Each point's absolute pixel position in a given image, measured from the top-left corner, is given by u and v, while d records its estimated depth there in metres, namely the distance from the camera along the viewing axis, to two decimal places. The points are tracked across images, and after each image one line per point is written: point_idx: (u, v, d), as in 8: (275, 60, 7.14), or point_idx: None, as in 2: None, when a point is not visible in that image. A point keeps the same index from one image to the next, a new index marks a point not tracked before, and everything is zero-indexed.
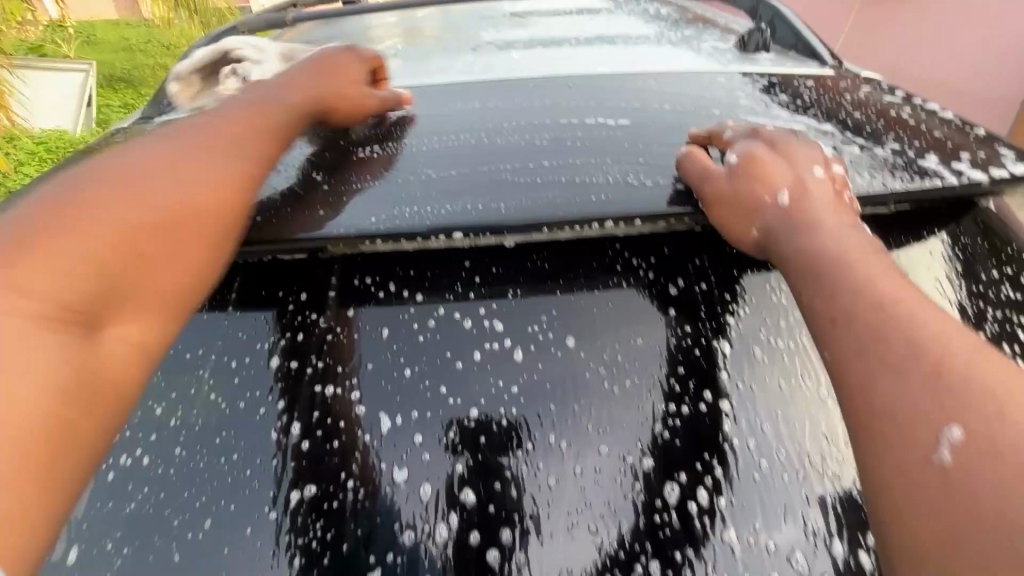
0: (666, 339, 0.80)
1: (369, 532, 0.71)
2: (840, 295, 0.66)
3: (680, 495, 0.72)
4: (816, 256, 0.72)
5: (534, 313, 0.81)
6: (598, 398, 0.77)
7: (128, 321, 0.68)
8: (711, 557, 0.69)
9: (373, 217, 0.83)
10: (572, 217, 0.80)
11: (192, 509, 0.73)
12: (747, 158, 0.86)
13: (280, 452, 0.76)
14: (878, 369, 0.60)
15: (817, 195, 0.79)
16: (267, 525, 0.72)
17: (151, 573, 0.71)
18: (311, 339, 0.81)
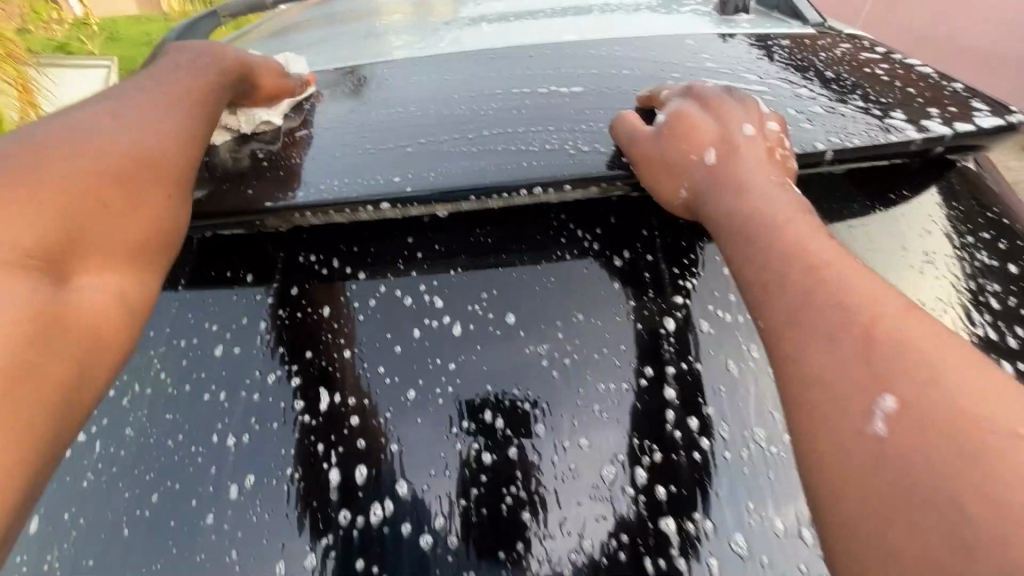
0: (609, 314, 0.79)
1: (303, 517, 0.71)
2: (765, 262, 0.65)
3: (618, 477, 0.71)
4: (745, 221, 0.70)
5: (475, 287, 0.80)
6: (538, 378, 0.76)
7: (103, 269, 0.71)
8: (649, 543, 0.69)
9: (303, 191, 0.82)
10: (502, 184, 0.79)
11: (141, 487, 0.75)
12: (676, 116, 0.83)
13: (220, 436, 0.76)
14: (810, 341, 0.58)
15: (745, 154, 0.77)
16: (205, 512, 0.72)
17: (103, 548, 0.72)
18: (253, 322, 0.80)
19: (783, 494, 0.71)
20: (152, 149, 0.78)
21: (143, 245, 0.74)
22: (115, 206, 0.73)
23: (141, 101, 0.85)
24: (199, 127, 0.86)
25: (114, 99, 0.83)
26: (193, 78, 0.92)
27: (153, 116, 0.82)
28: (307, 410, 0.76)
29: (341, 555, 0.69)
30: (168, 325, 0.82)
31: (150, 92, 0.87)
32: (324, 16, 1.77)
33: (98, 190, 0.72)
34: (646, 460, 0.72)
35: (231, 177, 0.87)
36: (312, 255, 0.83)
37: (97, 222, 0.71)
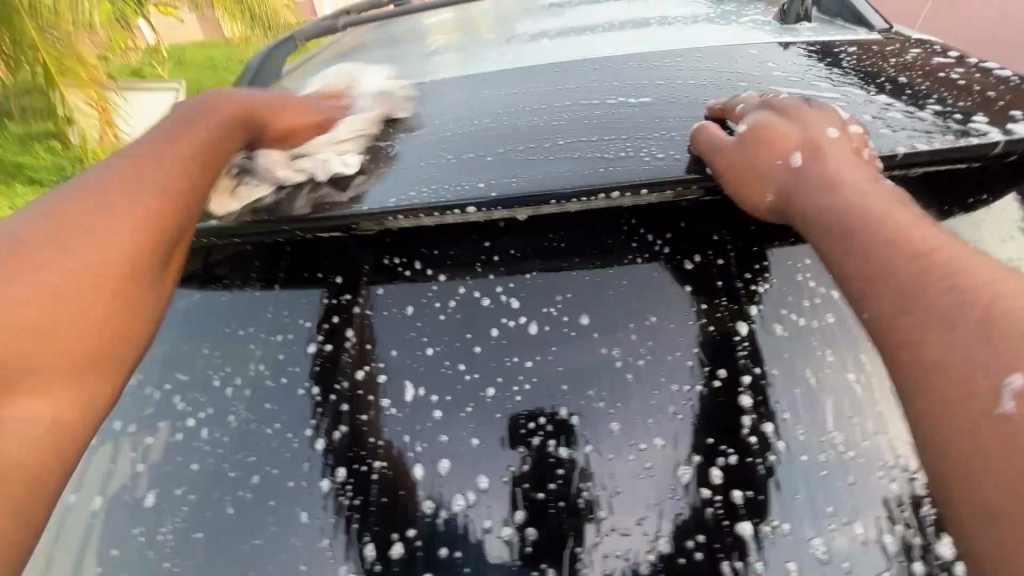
0: (679, 317, 0.81)
1: (391, 506, 0.76)
2: (868, 253, 0.65)
3: (693, 478, 0.73)
4: (845, 217, 0.69)
5: (550, 290, 0.84)
6: (611, 379, 0.79)
7: (30, 399, 0.65)
8: (726, 546, 0.69)
9: (394, 197, 0.87)
10: (578, 188, 0.82)
11: (242, 469, 0.80)
12: (754, 125, 0.83)
13: (314, 426, 0.82)
14: (921, 323, 0.58)
15: (834, 154, 0.77)
16: (299, 499, 0.78)
17: (207, 527, 0.77)
18: (344, 320, 0.87)
19: (863, 500, 0.71)
20: (109, 247, 0.73)
21: (97, 354, 0.70)
22: (55, 320, 0.68)
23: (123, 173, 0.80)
24: (174, 204, 0.80)
25: (92, 180, 0.78)
26: (197, 135, 0.88)
27: (115, 202, 0.76)
28: (394, 403, 0.81)
29: (425, 543, 0.73)
30: (266, 322, 0.90)
31: (126, 168, 0.81)
32: (389, 36, 1.87)
33: (53, 292, 0.69)
34: (721, 463, 0.73)
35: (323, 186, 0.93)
36: (396, 258, 0.89)
37: (62, 324, 0.68)
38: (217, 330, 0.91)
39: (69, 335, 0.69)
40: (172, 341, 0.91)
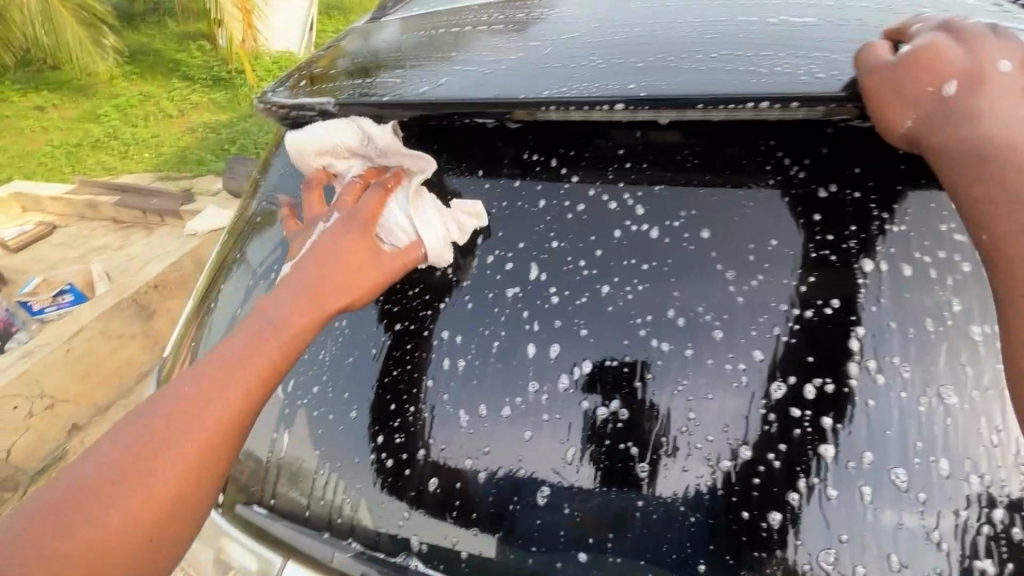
0: (802, 244, 0.82)
1: (502, 377, 0.87)
2: (992, 198, 0.67)
3: (785, 395, 0.77)
4: (987, 151, 0.68)
5: (677, 203, 0.88)
6: (721, 297, 0.83)
7: None
8: (804, 463, 0.75)
9: (546, 91, 0.86)
10: (730, 94, 0.76)
11: (388, 317, 0.97)
12: (911, 52, 0.75)
13: (447, 300, 0.94)
14: (1019, 262, 0.65)
15: (992, 89, 0.70)
16: (427, 359, 0.92)
17: (359, 358, 0.96)
18: (483, 207, 0.97)
19: (956, 444, 0.73)
20: None
21: None
22: None
23: (259, 332, 0.79)
24: None
25: None
26: (365, 259, 0.86)
27: None
28: (515, 285, 0.91)
29: (531, 406, 0.85)
30: None
31: None
32: None
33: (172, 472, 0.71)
34: (815, 390, 0.77)
35: (468, 76, 0.97)
36: (535, 154, 0.95)
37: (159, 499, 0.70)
38: None
39: None
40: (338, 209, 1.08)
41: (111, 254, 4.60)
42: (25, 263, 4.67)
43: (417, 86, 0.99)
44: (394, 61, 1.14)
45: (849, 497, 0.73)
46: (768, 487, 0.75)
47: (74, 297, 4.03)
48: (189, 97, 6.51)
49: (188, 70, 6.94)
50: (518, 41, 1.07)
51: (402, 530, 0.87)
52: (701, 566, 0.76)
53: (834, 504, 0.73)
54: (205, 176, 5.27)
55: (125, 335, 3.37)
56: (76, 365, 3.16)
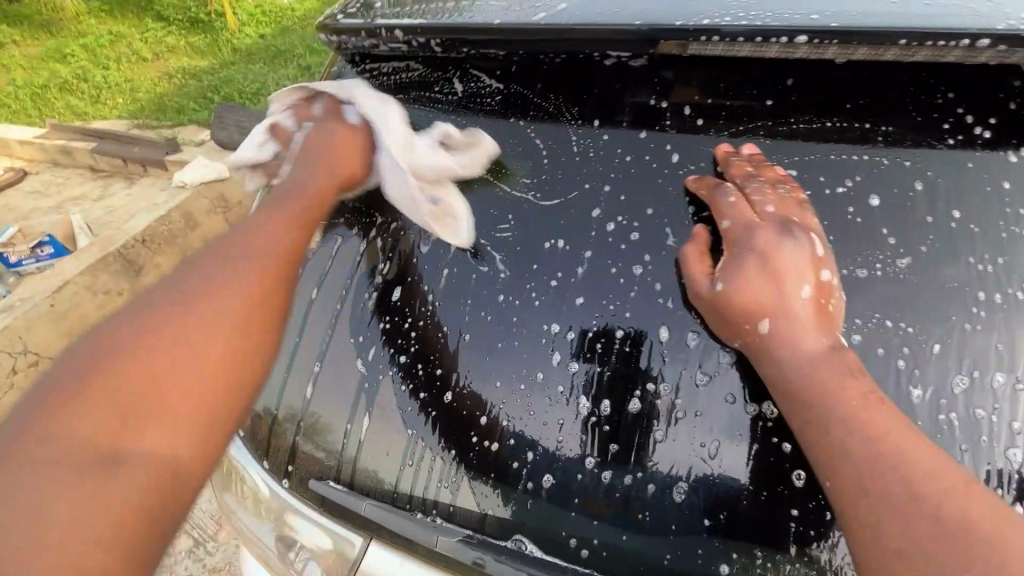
0: (988, 217, 0.70)
1: (626, 374, 0.77)
2: (825, 412, 0.63)
3: (969, 391, 0.66)
4: (819, 359, 0.66)
5: (835, 175, 0.76)
6: (888, 283, 0.70)
7: (164, 336, 0.68)
8: (990, 476, 0.65)
9: (707, 19, 0.73)
10: (939, 29, 0.65)
11: (488, 289, 0.86)
12: (772, 240, 0.73)
13: (560, 276, 0.82)
14: (856, 442, 0.61)
15: (785, 300, 0.70)
16: (536, 346, 0.81)
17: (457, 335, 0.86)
18: (600, 165, 0.84)
19: None
20: (197, 305, 0.72)
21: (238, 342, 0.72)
22: (173, 326, 0.70)
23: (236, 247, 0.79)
24: (243, 301, 0.74)
25: (195, 295, 0.73)
26: (353, 154, 0.93)
27: (185, 317, 0.71)
28: (645, 256, 0.79)
29: (662, 397, 0.75)
30: (517, 159, 0.90)
31: (178, 290, 0.73)
32: None
33: (186, 362, 0.68)
34: (1003, 387, 0.66)
35: (589, 2, 0.82)
36: (662, 100, 0.83)
37: (161, 359, 0.67)
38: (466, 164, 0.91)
39: (176, 330, 0.69)
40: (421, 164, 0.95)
41: (89, 206, 4.29)
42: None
43: (528, 11, 0.84)
44: None
45: None
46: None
47: (53, 249, 3.76)
48: (163, 37, 6.00)
49: (162, 8, 6.39)
50: None
51: (511, 515, 0.79)
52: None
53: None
54: (187, 126, 4.90)
55: (112, 291, 3.16)
56: (59, 322, 2.95)
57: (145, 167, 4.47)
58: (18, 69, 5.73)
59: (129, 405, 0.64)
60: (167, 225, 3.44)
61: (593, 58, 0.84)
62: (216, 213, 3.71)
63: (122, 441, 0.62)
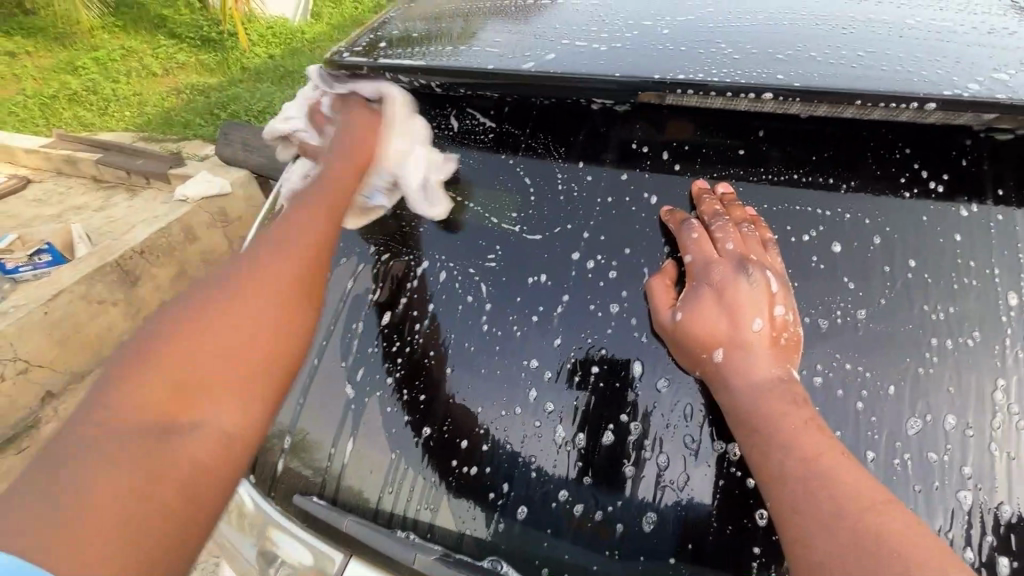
0: (943, 267, 0.75)
1: (599, 411, 0.82)
2: (767, 433, 0.67)
3: (921, 431, 0.71)
4: (769, 387, 0.71)
5: (800, 224, 0.82)
6: (846, 327, 0.76)
7: (261, 307, 0.72)
8: (944, 519, 0.69)
9: (683, 73, 0.80)
10: (892, 92, 0.71)
11: (475, 319, 0.91)
12: (728, 273, 0.79)
13: (542, 311, 0.87)
14: (789, 462, 0.64)
15: (738, 330, 0.75)
16: (518, 377, 0.86)
17: (445, 359, 0.90)
18: (584, 203, 0.90)
19: None
20: (257, 289, 0.73)
21: (283, 309, 0.73)
22: (225, 305, 0.70)
23: (320, 225, 0.82)
24: (303, 279, 0.76)
25: (227, 286, 0.73)
26: (371, 137, 0.94)
27: (230, 306, 0.70)
28: (623, 292, 0.85)
29: (633, 430, 0.80)
30: (506, 195, 0.95)
31: (237, 286, 0.73)
32: None
33: (222, 333, 0.68)
34: (952, 430, 0.71)
35: (576, 53, 0.89)
36: (643, 145, 0.89)
37: (208, 329, 0.68)
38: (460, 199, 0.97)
39: (252, 306, 0.71)
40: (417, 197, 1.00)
41: (89, 215, 4.33)
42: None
43: (518, 60, 0.91)
44: (483, 29, 1.05)
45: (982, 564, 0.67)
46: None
47: (53, 256, 3.79)
48: (175, 55, 6.16)
49: (174, 26, 6.56)
50: (623, 18, 0.98)
51: (489, 536, 0.82)
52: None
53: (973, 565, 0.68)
54: (192, 141, 4.99)
55: (108, 301, 3.19)
56: (53, 330, 2.96)
57: (149, 180, 4.54)
58: (28, 80, 5.84)
59: (161, 397, 0.63)
60: (165, 237, 3.48)
61: (580, 103, 0.90)
62: (216, 228, 3.77)
63: (163, 424, 0.61)
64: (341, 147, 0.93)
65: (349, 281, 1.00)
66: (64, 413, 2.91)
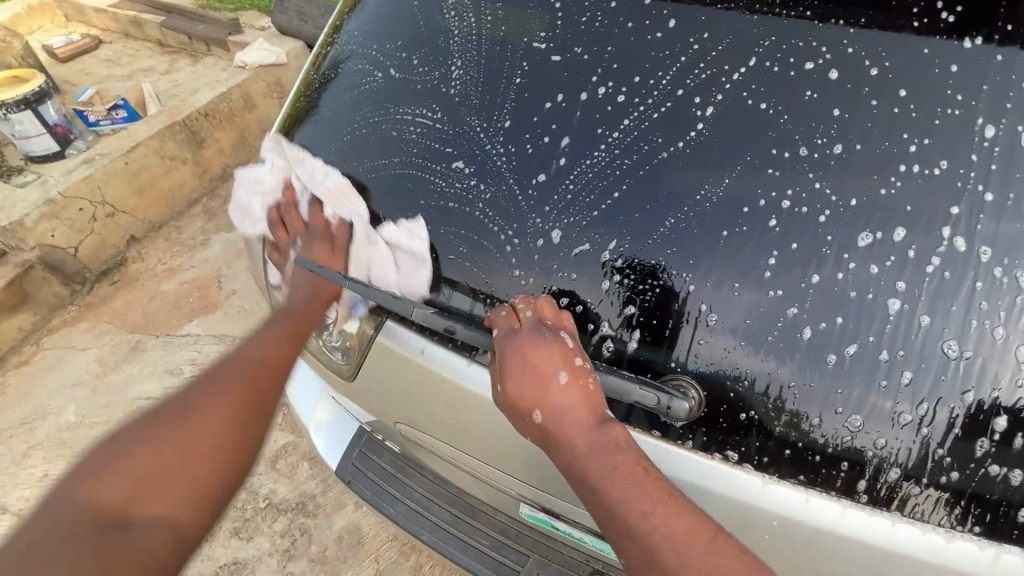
0: (930, 98, 0.80)
1: (587, 222, 0.93)
2: (603, 495, 0.74)
3: (870, 245, 0.80)
4: (586, 445, 0.78)
5: (803, 55, 0.86)
6: (822, 153, 0.83)
7: (208, 442, 0.83)
8: (870, 321, 0.80)
9: None
10: None
11: (493, 133, 1.01)
12: (526, 343, 0.85)
13: (550, 134, 0.97)
14: (628, 510, 0.72)
15: (547, 382, 0.82)
16: (522, 189, 0.98)
17: (464, 166, 1.03)
18: (606, 28, 0.97)
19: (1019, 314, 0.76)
20: (220, 405, 0.87)
21: (217, 464, 0.83)
22: (194, 421, 0.84)
23: (295, 325, 1.05)
24: (254, 406, 0.90)
25: (191, 399, 0.88)
26: (332, 259, 1.08)
27: (185, 408, 0.86)
28: (624, 119, 0.93)
29: (619, 238, 0.92)
30: (538, 23, 1.03)
31: (217, 398, 0.88)
32: None
33: (169, 457, 0.80)
34: (897, 253, 0.79)
35: None
36: None
37: (173, 435, 0.82)
38: (496, 26, 1.08)
39: (199, 411, 0.85)
40: (459, 25, 1.11)
41: (157, 77, 4.53)
42: (74, 74, 4.64)
43: None
44: None
45: (892, 365, 0.80)
46: (824, 338, 0.82)
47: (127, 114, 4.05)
48: None
49: None
50: None
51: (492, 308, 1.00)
52: (730, 393, 0.87)
53: (886, 366, 0.80)
54: (249, 9, 4.99)
55: (179, 159, 3.46)
56: (133, 178, 3.28)
57: (209, 47, 4.64)
58: None
59: (124, 486, 0.76)
60: (225, 100, 3.65)
61: None
62: (273, 97, 3.92)
63: (123, 515, 0.74)
64: (294, 289, 1.10)
65: (390, 104, 1.13)
66: (145, 255, 3.30)
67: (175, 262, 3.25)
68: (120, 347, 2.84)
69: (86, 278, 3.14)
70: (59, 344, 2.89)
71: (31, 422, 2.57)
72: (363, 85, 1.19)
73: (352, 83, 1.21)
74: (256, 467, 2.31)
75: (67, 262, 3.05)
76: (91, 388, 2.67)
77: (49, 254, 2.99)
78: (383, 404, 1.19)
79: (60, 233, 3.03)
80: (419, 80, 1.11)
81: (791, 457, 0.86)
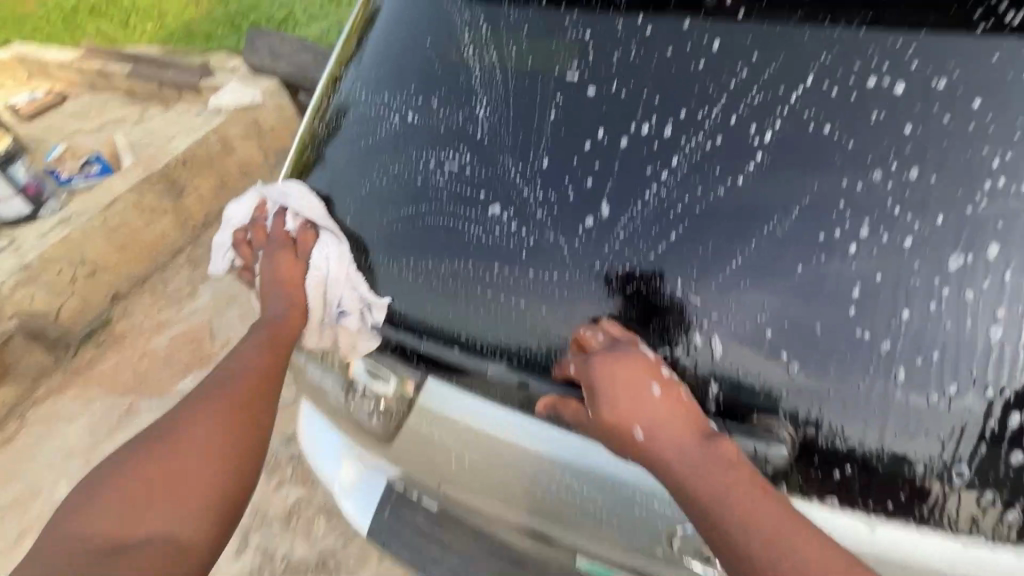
0: (1008, 109, 0.75)
1: (645, 269, 0.87)
2: (717, 516, 0.67)
3: (962, 270, 0.75)
4: (693, 461, 0.70)
5: (863, 70, 0.80)
6: (897, 175, 0.78)
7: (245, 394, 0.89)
8: (971, 351, 0.74)
9: None
10: None
11: (531, 175, 0.95)
12: (611, 357, 0.78)
13: (594, 175, 0.91)
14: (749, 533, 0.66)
15: (641, 393, 0.75)
16: (568, 236, 0.91)
17: (502, 213, 0.95)
18: (644, 59, 0.91)
19: None
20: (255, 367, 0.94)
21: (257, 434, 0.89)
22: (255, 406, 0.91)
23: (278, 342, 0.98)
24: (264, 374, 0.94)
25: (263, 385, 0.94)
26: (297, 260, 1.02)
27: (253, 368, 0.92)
28: (674, 155, 0.87)
29: (683, 278, 0.85)
30: (566, 56, 0.97)
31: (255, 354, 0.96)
32: None
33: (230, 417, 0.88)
34: (994, 278, 0.74)
35: None
36: None
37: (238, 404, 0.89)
38: (520, 61, 1.01)
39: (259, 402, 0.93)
40: (479, 63, 1.05)
41: (129, 128, 4.40)
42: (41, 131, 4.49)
43: None
44: None
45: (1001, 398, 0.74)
46: (923, 373, 0.76)
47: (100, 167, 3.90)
48: None
49: None
50: None
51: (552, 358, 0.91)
52: (822, 443, 0.80)
53: (992, 400, 0.74)
54: (218, 51, 4.91)
55: (158, 209, 3.32)
56: (113, 236, 3.14)
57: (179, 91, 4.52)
58: None
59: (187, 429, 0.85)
60: (203, 146, 3.54)
61: None
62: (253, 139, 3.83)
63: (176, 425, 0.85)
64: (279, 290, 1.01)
65: (412, 150, 1.06)
66: (130, 311, 3.14)
67: (164, 317, 3.10)
68: (112, 414, 2.67)
69: (70, 343, 2.97)
70: (46, 416, 2.72)
71: (22, 505, 2.39)
72: (378, 131, 1.11)
73: (366, 130, 1.14)
74: (271, 528, 2.16)
75: (48, 328, 2.89)
76: (85, 461, 2.50)
77: (29, 322, 2.83)
78: (426, 472, 1.07)
79: (40, 298, 2.88)
80: (441, 124, 1.04)
81: (898, 508, 0.78)
